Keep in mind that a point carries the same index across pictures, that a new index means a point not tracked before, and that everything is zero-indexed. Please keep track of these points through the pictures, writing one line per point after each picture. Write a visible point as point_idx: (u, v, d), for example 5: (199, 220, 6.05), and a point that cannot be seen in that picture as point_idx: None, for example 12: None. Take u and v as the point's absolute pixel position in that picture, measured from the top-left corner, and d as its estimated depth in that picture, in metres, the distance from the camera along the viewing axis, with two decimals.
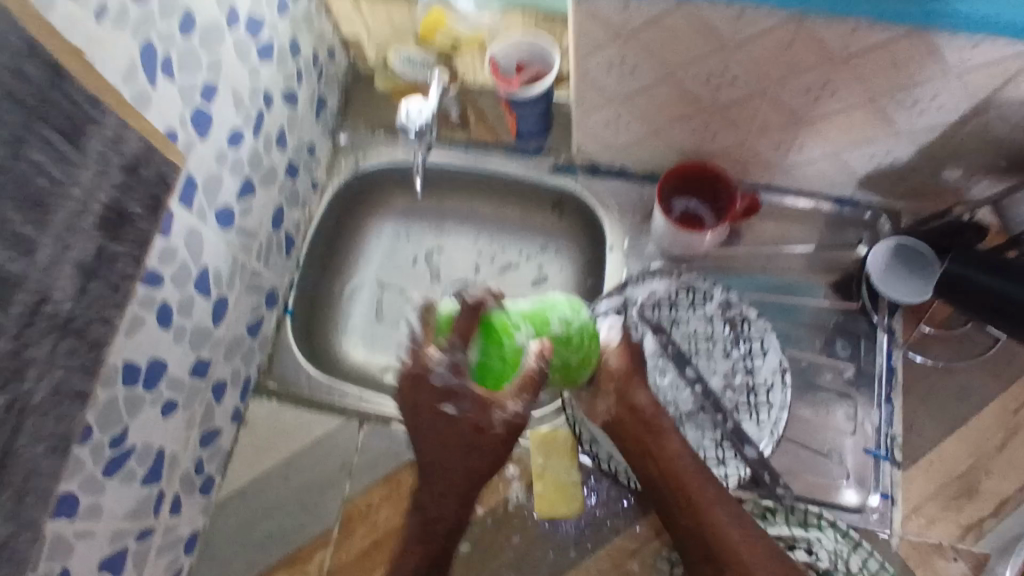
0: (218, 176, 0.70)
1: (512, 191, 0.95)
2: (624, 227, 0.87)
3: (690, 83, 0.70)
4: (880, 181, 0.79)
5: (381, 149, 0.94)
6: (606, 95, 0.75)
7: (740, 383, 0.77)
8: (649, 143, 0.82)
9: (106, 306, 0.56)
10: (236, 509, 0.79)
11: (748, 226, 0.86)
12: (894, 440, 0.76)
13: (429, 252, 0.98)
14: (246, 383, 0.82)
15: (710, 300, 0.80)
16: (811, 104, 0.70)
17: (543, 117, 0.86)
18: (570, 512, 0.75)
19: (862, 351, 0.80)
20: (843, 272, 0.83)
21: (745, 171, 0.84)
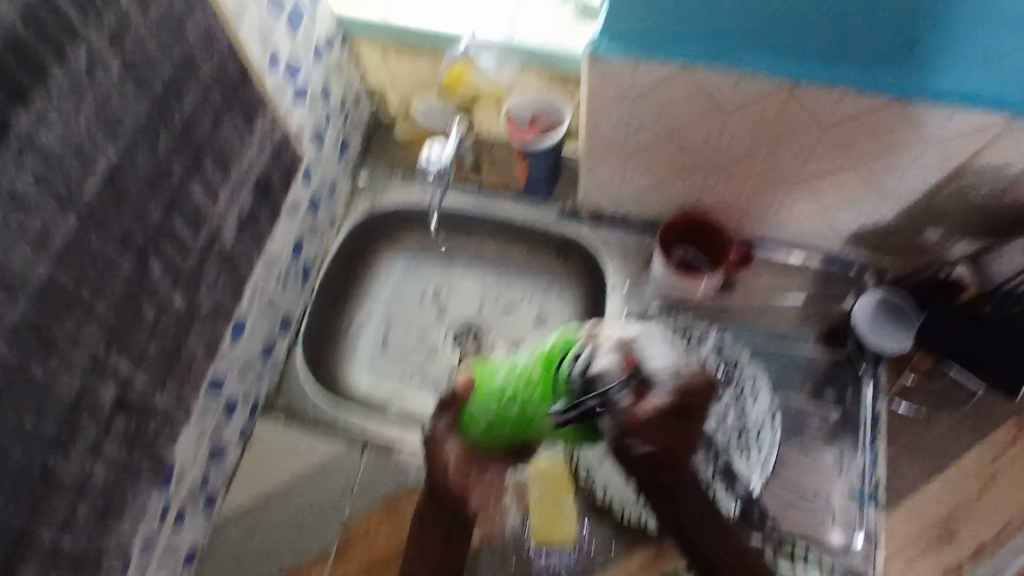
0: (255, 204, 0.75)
1: (519, 236, 1.00)
2: (625, 272, 0.92)
3: (691, 140, 0.76)
4: (864, 240, 0.85)
5: (397, 191, 1.00)
6: (611, 149, 0.81)
7: (731, 423, 0.81)
8: (651, 195, 0.88)
9: (150, 312, 0.60)
10: (236, 526, 0.80)
11: (741, 277, 0.91)
12: (878, 483, 0.79)
13: (437, 291, 1.03)
14: (254, 404, 0.85)
15: (704, 344, 0.86)
16: (800, 165, 0.76)
17: (551, 168, 0.92)
18: (562, 540, 0.77)
19: (849, 399, 0.84)
20: (831, 323, 0.88)
21: (739, 225, 0.90)
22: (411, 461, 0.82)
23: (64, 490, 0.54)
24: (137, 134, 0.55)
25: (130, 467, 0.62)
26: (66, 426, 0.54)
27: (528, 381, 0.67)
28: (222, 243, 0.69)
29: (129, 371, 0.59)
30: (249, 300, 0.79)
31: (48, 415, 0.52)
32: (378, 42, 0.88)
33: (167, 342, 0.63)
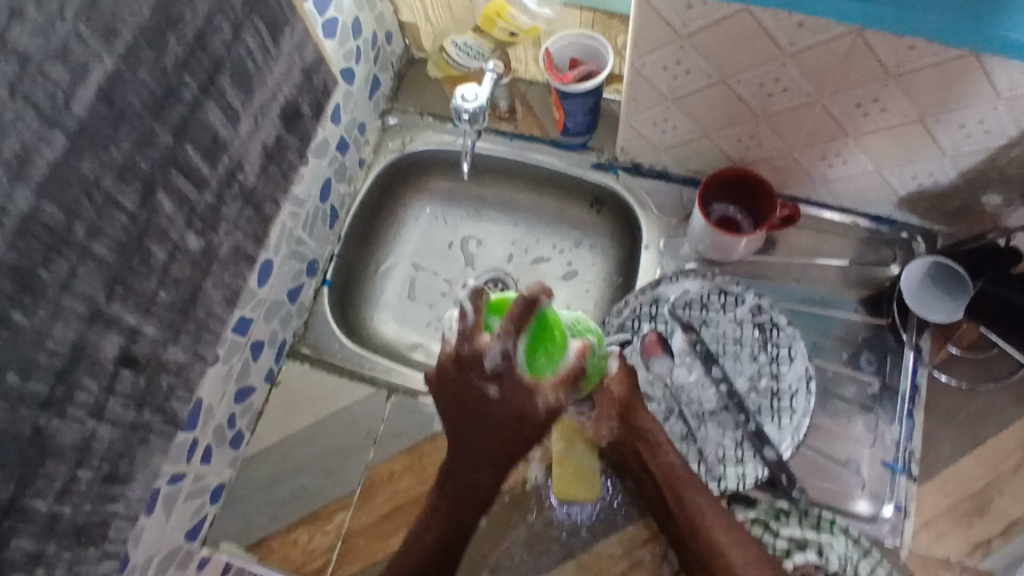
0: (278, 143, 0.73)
1: (553, 185, 0.97)
2: (661, 227, 0.89)
3: (740, 88, 0.72)
4: (919, 202, 0.81)
5: (429, 133, 0.96)
6: (653, 95, 0.77)
7: (764, 387, 0.78)
8: (693, 146, 0.84)
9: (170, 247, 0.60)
10: (261, 464, 0.81)
11: (783, 236, 0.87)
12: (912, 455, 0.77)
13: (467, 239, 1.01)
14: (281, 346, 0.84)
15: (741, 303, 0.81)
16: (857, 118, 0.71)
17: (590, 114, 0.88)
18: (587, 497, 0.76)
19: (888, 367, 0.81)
20: (875, 288, 0.85)
21: (785, 181, 0.85)
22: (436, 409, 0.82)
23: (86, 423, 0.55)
24: (149, 64, 0.53)
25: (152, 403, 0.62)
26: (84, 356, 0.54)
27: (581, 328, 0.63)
28: (243, 181, 0.68)
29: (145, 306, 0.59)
30: (275, 242, 0.77)
31: (64, 347, 0.52)
32: None
33: (180, 280, 0.63)
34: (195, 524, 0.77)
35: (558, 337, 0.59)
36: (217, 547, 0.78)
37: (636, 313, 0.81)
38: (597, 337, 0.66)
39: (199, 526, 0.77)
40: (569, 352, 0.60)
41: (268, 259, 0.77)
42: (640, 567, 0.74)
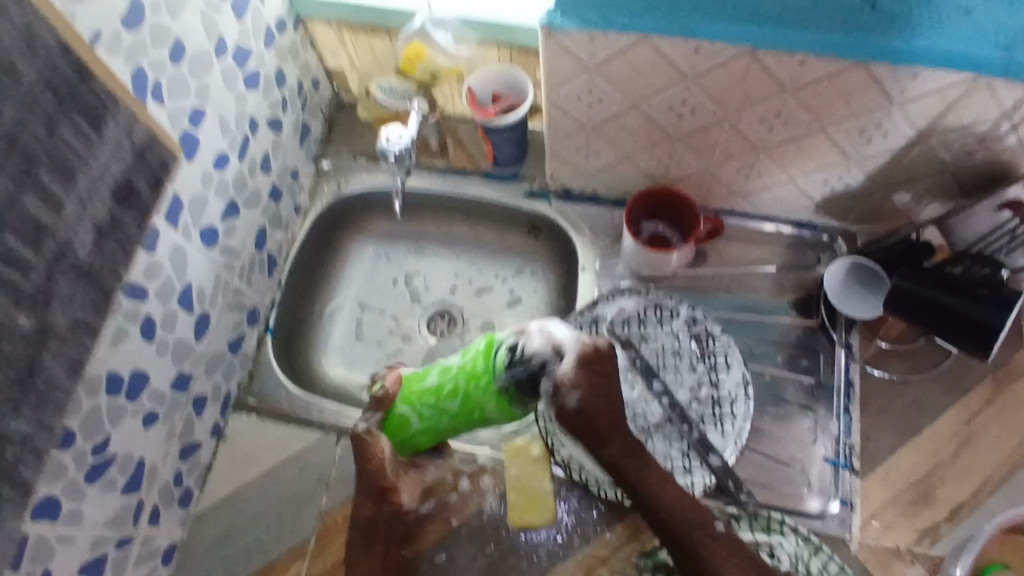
0: (204, 197, 0.73)
1: (489, 215, 0.99)
2: (596, 249, 0.91)
3: (653, 111, 0.75)
4: (834, 206, 0.85)
5: (363, 175, 0.98)
6: (574, 123, 0.79)
7: (705, 395, 0.80)
8: (618, 169, 0.87)
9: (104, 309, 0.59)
10: (214, 521, 0.80)
11: (712, 248, 0.91)
12: (852, 450, 0.82)
13: (410, 274, 1.02)
14: (226, 398, 0.84)
15: (676, 317, 0.84)
16: (765, 132, 0.75)
17: (517, 146, 0.91)
18: (541, 521, 0.77)
19: (822, 366, 0.86)
20: (803, 291, 0.89)
21: (709, 196, 0.89)
22: None
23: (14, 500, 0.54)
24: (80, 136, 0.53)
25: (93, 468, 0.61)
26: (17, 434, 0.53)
27: (466, 374, 0.67)
28: None
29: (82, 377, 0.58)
30: (212, 297, 0.77)
31: None
32: (332, 23, 0.86)
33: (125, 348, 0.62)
34: None
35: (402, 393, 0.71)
36: None
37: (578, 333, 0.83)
38: (484, 342, 0.68)
39: None
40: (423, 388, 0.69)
41: (204, 313, 0.76)
42: None
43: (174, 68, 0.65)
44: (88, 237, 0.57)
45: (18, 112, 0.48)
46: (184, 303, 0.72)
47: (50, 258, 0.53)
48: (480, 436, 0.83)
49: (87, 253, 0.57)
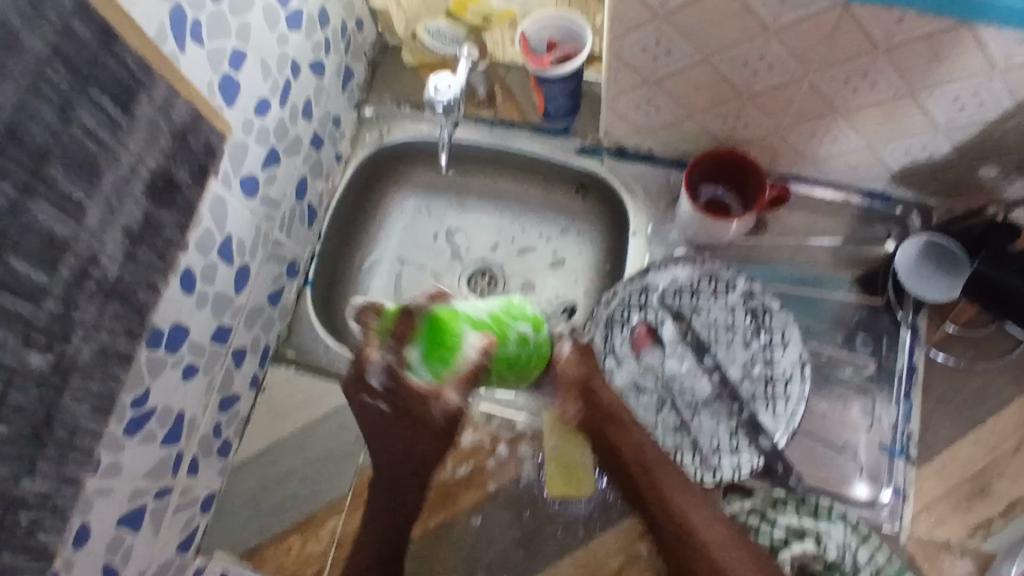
0: (244, 144, 0.70)
1: (536, 171, 0.95)
2: (649, 212, 0.86)
3: (724, 67, 0.68)
4: (911, 177, 0.78)
5: (407, 124, 0.94)
6: (635, 77, 0.73)
7: (758, 374, 0.76)
8: (679, 128, 0.81)
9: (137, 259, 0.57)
10: (252, 472, 0.80)
11: (773, 217, 0.85)
12: (910, 437, 0.78)
13: (450, 230, 0.98)
14: (264, 350, 0.82)
15: (732, 289, 0.79)
16: (847, 94, 0.68)
17: (571, 98, 0.85)
18: (581, 492, 0.75)
19: (884, 349, 0.81)
20: (867, 266, 0.83)
21: (774, 161, 0.83)
22: None
23: (48, 457, 0.54)
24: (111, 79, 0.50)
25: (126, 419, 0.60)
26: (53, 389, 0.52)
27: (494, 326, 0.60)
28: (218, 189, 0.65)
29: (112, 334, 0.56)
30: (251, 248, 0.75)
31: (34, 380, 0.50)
32: None
33: (147, 300, 0.60)
34: (188, 535, 0.76)
35: (449, 344, 0.58)
36: (212, 555, 0.78)
37: (625, 302, 0.79)
38: (530, 320, 0.61)
39: (193, 534, 0.76)
40: (467, 348, 0.58)
41: (244, 266, 0.75)
42: (637, 561, 0.74)
43: (213, 4, 0.61)
44: (111, 193, 0.53)
45: (42, 52, 0.45)
46: (224, 254, 0.70)
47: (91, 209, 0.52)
48: (518, 401, 0.79)
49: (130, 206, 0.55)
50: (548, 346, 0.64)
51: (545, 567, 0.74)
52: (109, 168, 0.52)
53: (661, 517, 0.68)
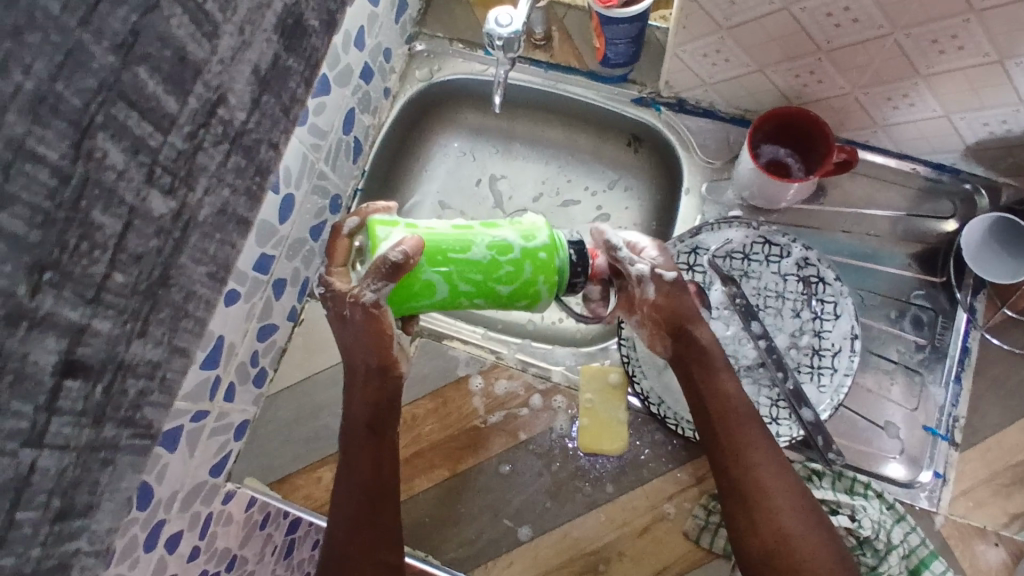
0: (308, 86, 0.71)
1: (588, 121, 0.91)
2: (703, 170, 0.83)
3: (805, 17, 0.64)
4: (985, 152, 0.74)
5: (457, 62, 0.90)
6: (707, 23, 0.69)
7: (806, 344, 0.75)
8: (746, 82, 0.76)
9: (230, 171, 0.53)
10: (285, 404, 0.80)
11: (834, 184, 0.81)
12: (956, 421, 0.75)
13: (495, 176, 0.96)
14: (304, 284, 0.81)
15: (786, 256, 0.76)
16: (933, 57, 0.63)
17: (634, 43, 0.81)
18: (612, 449, 0.74)
19: (938, 328, 0.78)
20: (928, 243, 0.80)
21: (841, 124, 0.78)
22: (461, 354, 0.80)
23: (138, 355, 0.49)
24: None
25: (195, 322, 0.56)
26: (147, 292, 0.48)
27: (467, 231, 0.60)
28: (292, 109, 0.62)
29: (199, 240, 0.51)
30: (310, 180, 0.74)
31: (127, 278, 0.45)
32: None
33: (205, 210, 0.51)
34: (221, 461, 0.74)
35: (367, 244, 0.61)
36: (243, 482, 0.77)
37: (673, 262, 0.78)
38: (515, 229, 0.60)
39: (226, 457, 0.75)
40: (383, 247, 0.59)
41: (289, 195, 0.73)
42: (664, 522, 0.72)
43: None
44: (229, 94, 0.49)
45: None
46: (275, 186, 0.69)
47: (193, 109, 0.46)
48: (556, 354, 0.81)
49: (232, 108, 0.49)
50: (539, 257, 0.59)
51: (572, 519, 0.73)
52: (215, 68, 0.46)
53: (740, 485, 0.64)
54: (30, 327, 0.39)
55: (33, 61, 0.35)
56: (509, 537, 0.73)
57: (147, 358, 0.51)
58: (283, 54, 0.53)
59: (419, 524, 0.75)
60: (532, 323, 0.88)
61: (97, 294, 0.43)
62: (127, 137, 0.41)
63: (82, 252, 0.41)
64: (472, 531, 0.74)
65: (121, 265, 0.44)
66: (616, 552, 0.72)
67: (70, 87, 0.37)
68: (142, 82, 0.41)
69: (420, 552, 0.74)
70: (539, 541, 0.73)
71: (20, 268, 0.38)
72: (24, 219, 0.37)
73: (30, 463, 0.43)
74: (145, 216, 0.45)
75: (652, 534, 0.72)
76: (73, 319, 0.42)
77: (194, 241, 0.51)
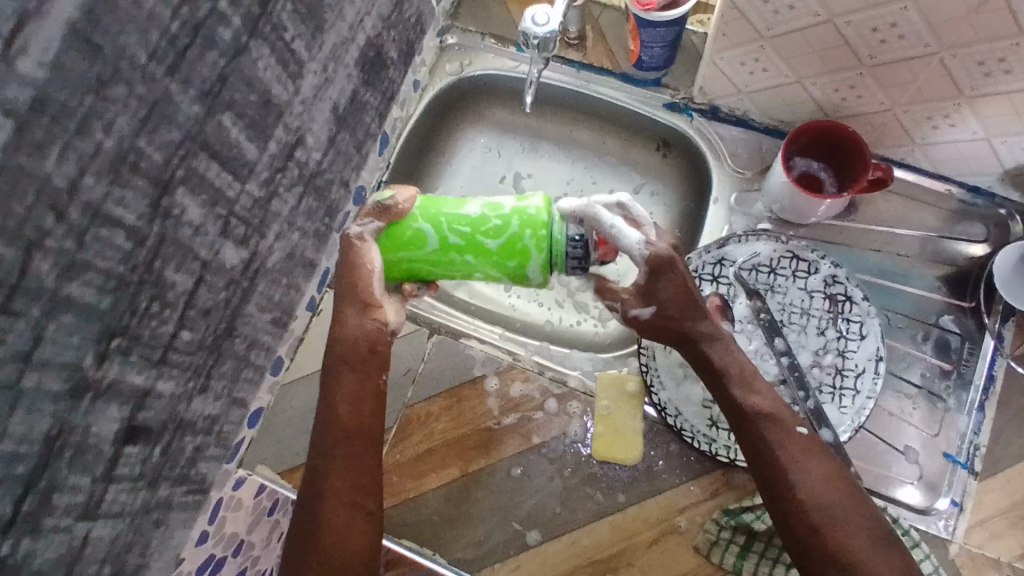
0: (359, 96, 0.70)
1: (617, 123, 0.90)
2: (733, 181, 0.82)
3: (850, 31, 0.62)
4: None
5: (489, 57, 0.89)
6: (748, 31, 0.67)
7: (829, 363, 0.73)
8: (783, 92, 0.75)
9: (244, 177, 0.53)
10: (301, 393, 0.80)
11: (866, 202, 0.80)
12: (977, 450, 0.74)
13: (519, 174, 0.95)
14: (324, 275, 0.81)
15: (814, 273, 0.75)
16: (978, 78, 0.62)
17: (669, 46, 0.79)
18: (624, 458, 0.73)
19: (964, 354, 0.76)
20: (959, 266, 0.78)
21: (878, 141, 0.76)
22: (478, 353, 0.80)
23: (151, 349, 0.49)
24: None
25: (215, 324, 0.55)
26: (210, 347, 0.56)
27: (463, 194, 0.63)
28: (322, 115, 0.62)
29: (212, 252, 0.51)
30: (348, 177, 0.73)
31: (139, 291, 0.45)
32: None
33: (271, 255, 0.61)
34: (236, 446, 0.73)
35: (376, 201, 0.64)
36: (254, 469, 0.76)
37: (697, 272, 0.77)
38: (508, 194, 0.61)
39: (240, 444, 0.74)
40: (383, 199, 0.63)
41: None
42: (675, 534, 0.72)
43: None
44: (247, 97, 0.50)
45: None
46: None
47: (272, 153, 0.56)
48: (573, 359, 0.81)
49: (308, 148, 0.61)
50: (525, 212, 0.59)
51: (582, 526, 0.73)
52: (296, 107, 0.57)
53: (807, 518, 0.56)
54: (93, 397, 0.44)
55: (116, 117, 0.38)
56: (518, 540, 0.73)
57: (205, 414, 0.59)
58: (361, 87, 0.68)
59: (428, 521, 0.75)
60: (550, 324, 0.88)
61: (162, 355, 0.49)
62: (206, 192, 0.48)
63: (157, 312, 0.47)
64: (481, 531, 0.74)
65: (189, 322, 0.51)
66: (625, 562, 0.71)
67: (150, 139, 0.41)
68: (222, 128, 0.48)
69: (428, 550, 0.73)
70: (548, 546, 0.73)
71: (91, 338, 0.42)
72: (98, 288, 0.41)
73: (85, 534, 0.47)
74: (214, 269, 0.52)
75: (662, 546, 0.71)
76: (138, 382, 0.48)
77: (257, 291, 0.61)
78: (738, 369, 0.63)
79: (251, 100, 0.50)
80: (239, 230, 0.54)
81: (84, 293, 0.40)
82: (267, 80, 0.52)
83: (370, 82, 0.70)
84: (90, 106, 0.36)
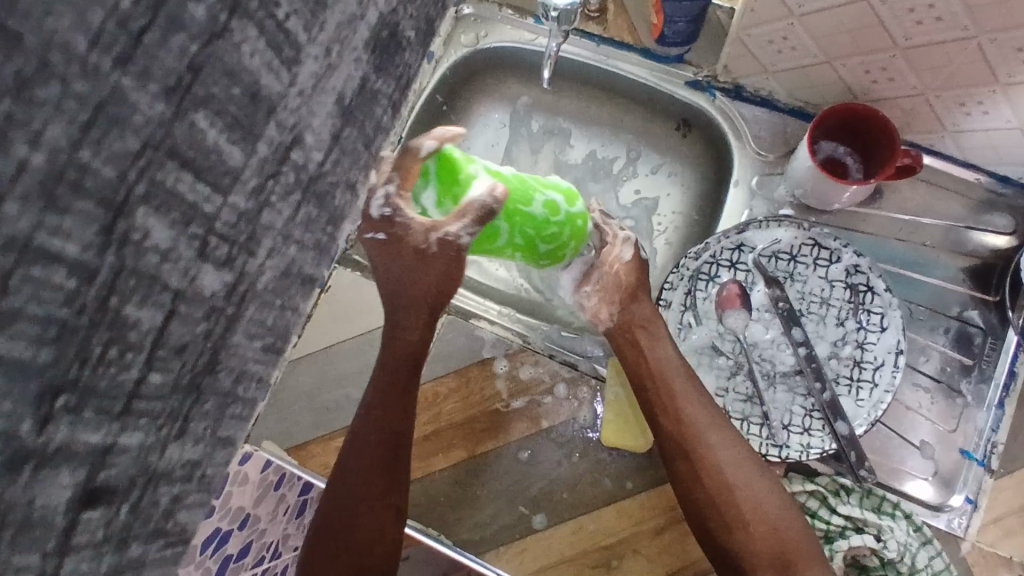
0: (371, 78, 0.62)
1: (636, 101, 0.88)
2: (756, 164, 0.80)
3: (884, 10, 0.59)
4: None
5: (505, 29, 0.86)
6: (778, 8, 0.64)
7: (846, 355, 0.72)
8: (811, 72, 0.72)
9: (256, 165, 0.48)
10: (308, 370, 0.80)
11: (892, 188, 0.77)
12: (995, 448, 0.72)
13: (534, 152, 0.93)
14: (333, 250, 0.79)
15: (836, 261, 0.73)
16: (1015, 65, 0.58)
17: (693, 21, 0.76)
18: (634, 446, 0.72)
19: (986, 350, 0.74)
20: (985, 257, 0.76)
21: (907, 126, 0.73)
22: (489, 335, 0.78)
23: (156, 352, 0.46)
24: None
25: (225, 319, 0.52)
26: (186, 389, 0.51)
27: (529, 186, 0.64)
28: None
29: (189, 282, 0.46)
30: None
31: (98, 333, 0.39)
32: None
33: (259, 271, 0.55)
34: None
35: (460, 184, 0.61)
36: (260, 446, 0.75)
37: (715, 257, 0.75)
38: (563, 192, 0.66)
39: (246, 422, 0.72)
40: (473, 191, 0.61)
41: None
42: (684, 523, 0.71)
43: None
44: None
45: None
46: None
47: (262, 158, 0.49)
48: (585, 344, 0.78)
49: (308, 149, 0.54)
50: (579, 223, 0.68)
51: (589, 513, 0.72)
52: (291, 104, 0.49)
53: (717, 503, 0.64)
54: (38, 464, 0.38)
55: (47, 126, 0.31)
56: (523, 524, 0.72)
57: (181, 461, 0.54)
58: (371, 74, 0.61)
59: (433, 502, 0.74)
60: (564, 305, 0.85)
61: (126, 406, 0.44)
62: (175, 210, 0.41)
63: (116, 357, 0.41)
64: (487, 514, 0.73)
65: (157, 365, 0.46)
66: (630, 549, 0.71)
67: (98, 154, 0.34)
68: (196, 131, 0.40)
69: (433, 531, 0.73)
70: (552, 531, 0.72)
71: (28, 398, 0.36)
72: (34, 340, 0.35)
73: None
74: (190, 299, 0.47)
75: (668, 535, 0.71)
76: (96, 442, 0.43)
77: (246, 317, 0.56)
78: (671, 364, 0.68)
79: (234, 95, 0.43)
80: (221, 250, 0.48)
81: (13, 350, 0.33)
82: (255, 70, 0.44)
83: (381, 67, 0.63)
84: (8, 115, 0.29)
